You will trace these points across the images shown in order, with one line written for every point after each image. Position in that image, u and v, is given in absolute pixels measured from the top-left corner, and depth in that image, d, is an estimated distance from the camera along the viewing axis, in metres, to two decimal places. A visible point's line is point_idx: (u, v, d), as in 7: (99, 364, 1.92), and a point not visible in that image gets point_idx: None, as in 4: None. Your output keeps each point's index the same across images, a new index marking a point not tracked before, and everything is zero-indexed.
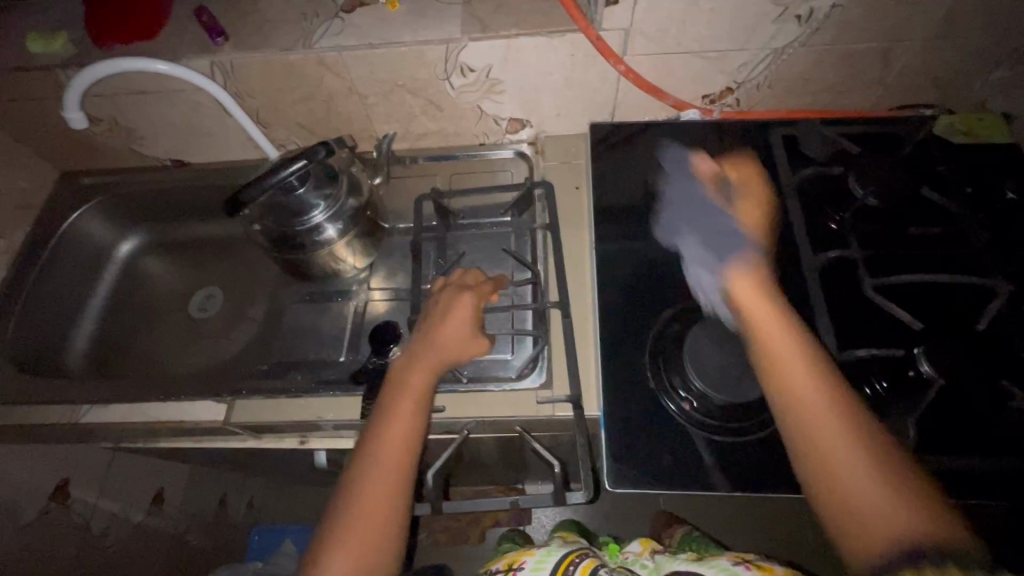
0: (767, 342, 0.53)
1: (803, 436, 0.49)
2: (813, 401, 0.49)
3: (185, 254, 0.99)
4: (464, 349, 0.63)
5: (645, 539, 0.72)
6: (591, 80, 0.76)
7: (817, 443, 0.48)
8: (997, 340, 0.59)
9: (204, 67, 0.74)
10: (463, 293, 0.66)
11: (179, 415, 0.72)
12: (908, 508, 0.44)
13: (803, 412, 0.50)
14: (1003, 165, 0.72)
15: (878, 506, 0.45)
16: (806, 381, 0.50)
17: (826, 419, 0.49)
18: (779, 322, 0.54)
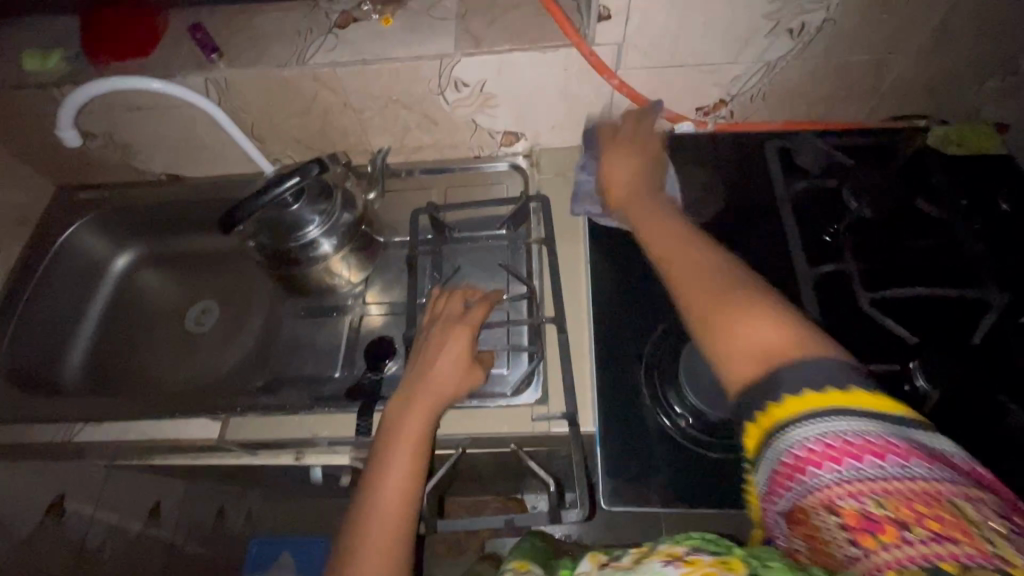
0: (654, 241, 0.55)
1: (686, 296, 0.48)
2: (690, 272, 0.49)
3: (180, 268, 0.99)
4: (459, 382, 0.63)
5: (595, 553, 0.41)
6: (585, 94, 0.77)
7: (696, 300, 0.47)
8: (994, 353, 0.59)
9: (198, 84, 0.74)
10: (455, 325, 0.67)
11: (174, 433, 0.72)
12: (791, 332, 0.41)
13: (683, 278, 0.49)
14: (998, 176, 0.72)
15: (760, 330, 0.42)
16: (689, 258, 0.51)
17: (710, 277, 0.48)
18: (667, 224, 0.56)
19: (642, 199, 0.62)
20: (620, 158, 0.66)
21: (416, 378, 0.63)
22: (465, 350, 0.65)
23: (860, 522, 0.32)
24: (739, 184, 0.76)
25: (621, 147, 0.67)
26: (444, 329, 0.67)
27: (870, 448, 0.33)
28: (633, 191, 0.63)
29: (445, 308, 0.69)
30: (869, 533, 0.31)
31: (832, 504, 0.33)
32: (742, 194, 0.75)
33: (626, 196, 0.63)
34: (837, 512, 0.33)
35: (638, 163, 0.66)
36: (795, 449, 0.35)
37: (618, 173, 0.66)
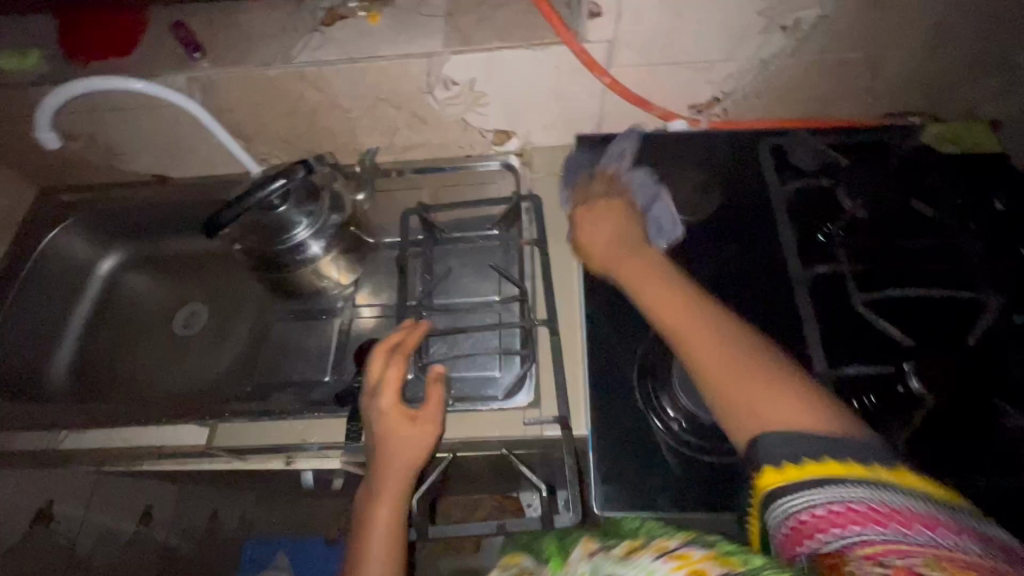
0: (647, 299, 0.56)
1: (701, 371, 0.49)
2: (703, 345, 0.50)
3: (167, 271, 0.97)
4: (411, 458, 0.60)
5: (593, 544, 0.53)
6: (577, 92, 0.75)
7: (714, 377, 0.48)
8: (988, 354, 0.58)
9: (181, 84, 0.73)
10: (388, 402, 0.63)
11: (161, 440, 0.71)
12: (813, 412, 0.43)
13: (696, 351, 0.50)
14: (993, 175, 0.71)
15: (777, 407, 0.44)
16: (697, 328, 0.51)
17: (723, 349, 0.49)
18: (662, 287, 0.56)
19: (629, 254, 0.61)
20: (602, 218, 0.66)
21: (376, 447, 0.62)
22: (402, 412, 0.62)
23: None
24: (733, 184, 0.75)
25: (602, 206, 0.67)
26: (386, 395, 0.63)
27: (901, 518, 0.34)
28: (622, 251, 0.62)
29: (381, 372, 0.65)
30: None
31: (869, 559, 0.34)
32: (737, 195, 0.74)
33: (615, 257, 0.62)
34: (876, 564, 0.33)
35: (618, 220, 0.65)
36: (831, 501, 0.36)
37: (605, 238, 0.64)
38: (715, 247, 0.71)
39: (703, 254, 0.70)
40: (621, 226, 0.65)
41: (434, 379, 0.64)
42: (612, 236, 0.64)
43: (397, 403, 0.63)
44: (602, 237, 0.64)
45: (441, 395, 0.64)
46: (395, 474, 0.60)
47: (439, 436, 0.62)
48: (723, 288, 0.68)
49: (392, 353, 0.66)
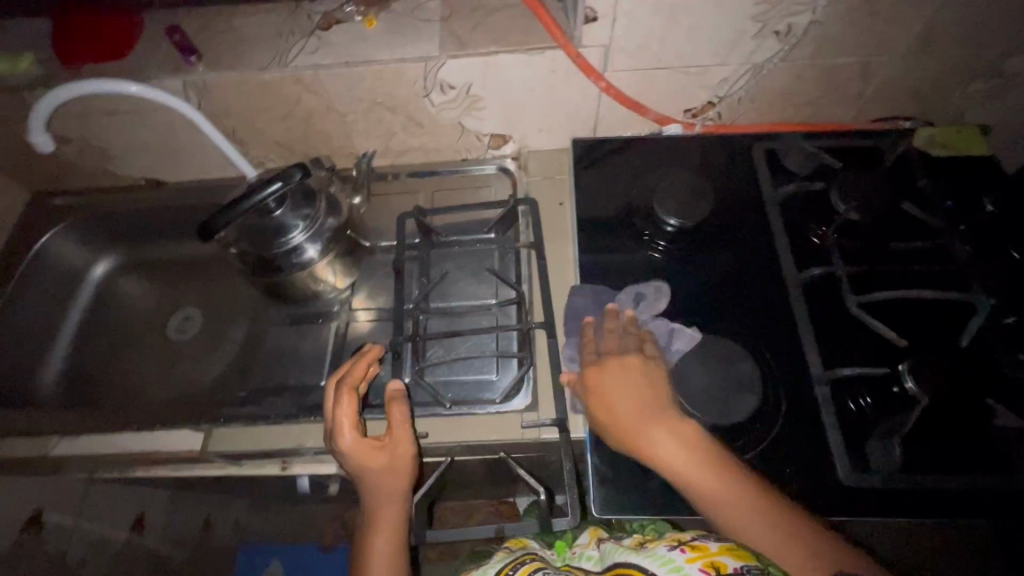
0: (666, 458, 0.53)
1: (738, 533, 0.51)
2: (761, 530, 0.50)
3: (161, 275, 0.97)
4: (394, 484, 0.60)
5: (594, 527, 0.66)
6: (573, 96, 0.76)
7: (783, 566, 0.49)
8: (978, 355, 0.59)
9: (176, 87, 0.72)
10: (352, 441, 0.60)
11: (154, 445, 0.70)
12: (828, 557, 0.48)
13: (759, 547, 0.50)
14: (983, 178, 0.72)
15: (810, 566, 0.48)
16: (751, 521, 0.50)
17: (780, 555, 0.49)
18: (684, 438, 0.54)
19: (649, 417, 0.55)
20: (610, 378, 0.58)
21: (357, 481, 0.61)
22: (370, 444, 0.60)
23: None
24: (728, 187, 0.76)
25: (605, 364, 0.59)
26: (347, 434, 0.60)
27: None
28: (635, 404, 0.56)
29: (338, 412, 0.62)
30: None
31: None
32: (731, 198, 0.75)
33: (630, 425, 0.55)
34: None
35: (632, 380, 0.57)
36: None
37: (633, 403, 0.56)
38: (709, 251, 0.71)
39: (697, 257, 0.71)
40: (639, 382, 0.57)
41: (394, 400, 0.63)
42: (623, 391, 0.57)
43: (359, 436, 0.61)
44: (627, 402, 0.56)
45: (406, 415, 0.62)
46: (392, 504, 0.60)
47: (415, 454, 0.61)
48: (718, 290, 0.68)
49: (343, 388, 0.63)
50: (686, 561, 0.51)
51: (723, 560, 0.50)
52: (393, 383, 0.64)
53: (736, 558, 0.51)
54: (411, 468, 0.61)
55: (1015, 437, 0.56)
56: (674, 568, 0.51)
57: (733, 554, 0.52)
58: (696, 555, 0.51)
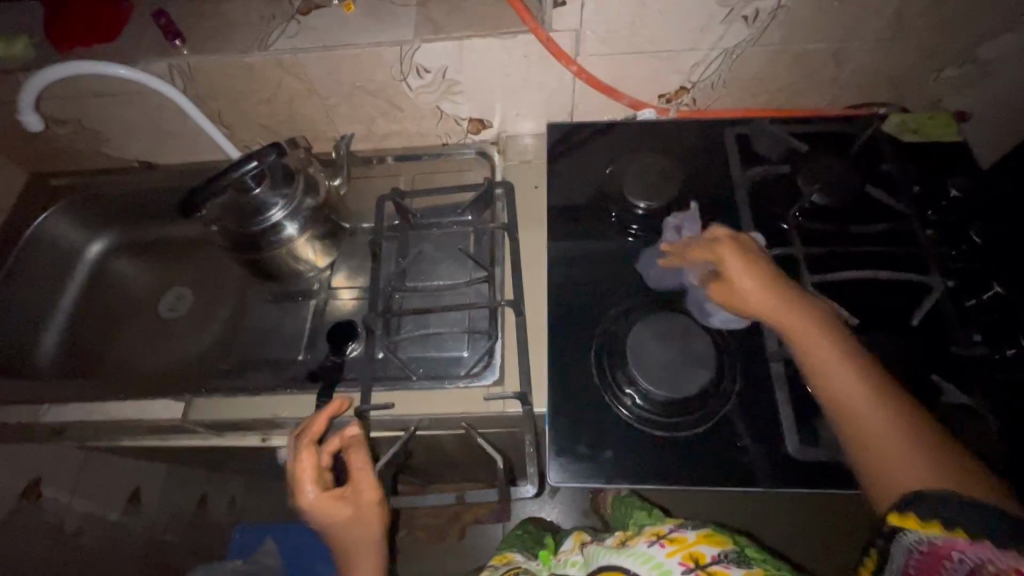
0: (804, 340, 0.56)
1: (847, 418, 0.52)
2: (878, 416, 0.50)
3: (154, 256, 1.00)
4: (365, 529, 0.63)
5: (578, 537, 0.69)
6: (548, 80, 0.77)
7: (880, 448, 0.49)
8: (930, 335, 0.61)
9: (162, 70, 0.75)
10: (314, 495, 0.61)
11: (138, 414, 0.73)
12: (922, 460, 0.47)
13: (865, 432, 0.51)
14: (953, 162, 0.73)
15: (909, 466, 0.47)
16: (869, 407, 0.51)
17: (885, 442, 0.49)
18: (815, 327, 0.56)
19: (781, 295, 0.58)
20: (736, 261, 0.60)
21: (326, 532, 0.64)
22: (333, 497, 0.62)
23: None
24: (699, 171, 0.77)
25: (731, 241, 0.61)
26: (309, 490, 0.61)
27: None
28: (779, 284, 0.59)
29: (298, 466, 0.62)
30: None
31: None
32: (701, 181, 0.76)
33: (766, 294, 0.58)
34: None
35: (762, 265, 0.60)
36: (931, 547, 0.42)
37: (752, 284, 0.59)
38: None
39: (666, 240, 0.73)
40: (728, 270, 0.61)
41: (353, 446, 0.63)
42: (756, 267, 0.60)
43: (320, 490, 0.62)
44: (753, 283, 0.59)
45: (366, 460, 0.63)
46: (364, 554, 0.64)
47: (379, 500, 0.63)
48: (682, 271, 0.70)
49: (304, 441, 0.63)
50: (667, 556, 0.53)
51: (701, 549, 0.53)
52: (351, 429, 0.64)
53: (713, 545, 0.53)
54: (375, 514, 0.63)
55: (963, 414, 0.57)
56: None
57: (710, 541, 0.54)
58: (675, 549, 0.54)
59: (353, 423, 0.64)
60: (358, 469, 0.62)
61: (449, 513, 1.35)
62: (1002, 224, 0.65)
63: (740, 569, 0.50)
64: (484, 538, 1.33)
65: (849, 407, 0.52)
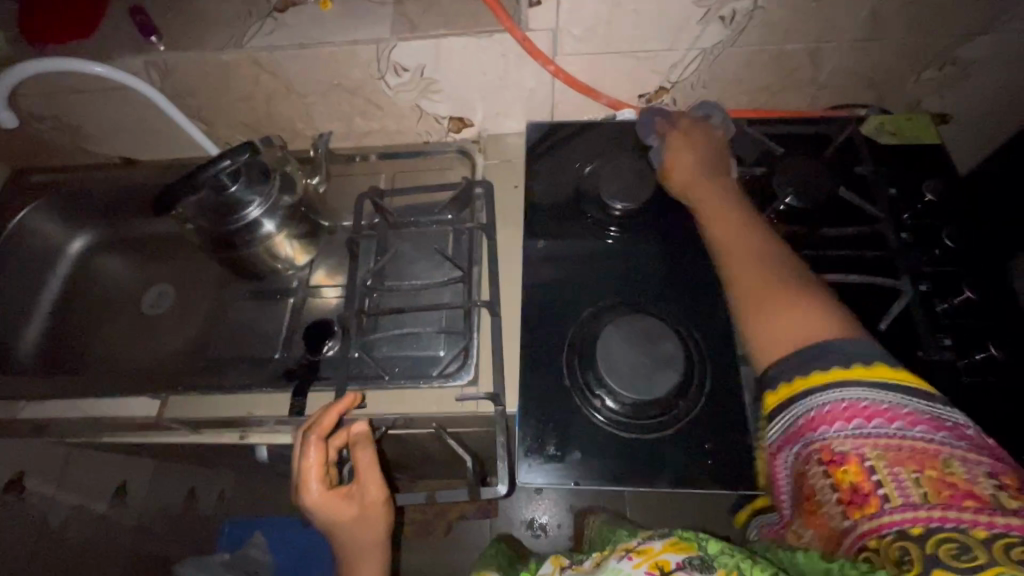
0: (716, 223, 0.61)
1: (737, 282, 0.54)
2: (765, 274, 0.53)
3: (135, 252, 0.99)
4: (372, 524, 0.63)
5: (556, 558, 0.61)
6: (526, 79, 0.77)
7: (764, 307, 0.50)
8: (899, 338, 0.61)
9: (137, 67, 0.75)
10: (320, 489, 0.60)
11: (114, 411, 0.74)
12: (806, 315, 0.48)
13: (750, 295, 0.52)
14: (930, 165, 0.72)
15: (788, 321, 0.48)
16: (755, 263, 0.55)
17: (765, 304, 0.50)
18: (730, 217, 0.61)
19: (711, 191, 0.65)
20: (688, 149, 0.70)
21: (327, 529, 0.62)
22: (338, 495, 0.61)
23: (836, 459, 0.40)
24: None
25: (693, 139, 0.71)
26: (315, 485, 0.60)
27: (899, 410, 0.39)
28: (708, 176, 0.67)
29: (305, 463, 0.60)
30: (846, 480, 0.39)
31: (813, 447, 0.42)
32: None
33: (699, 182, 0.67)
34: (824, 472, 0.41)
35: (704, 162, 0.68)
36: (794, 423, 0.44)
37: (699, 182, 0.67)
38: (652, 235, 0.74)
39: (643, 242, 0.74)
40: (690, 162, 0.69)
41: (359, 443, 0.64)
42: (697, 161, 0.69)
43: (326, 488, 0.61)
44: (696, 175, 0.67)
45: (373, 459, 0.63)
46: (364, 553, 0.63)
47: (384, 496, 0.64)
48: (656, 274, 0.71)
49: (313, 437, 0.61)
50: (627, 571, 0.42)
51: (666, 557, 0.41)
52: (359, 426, 0.65)
53: (678, 551, 0.41)
54: (379, 514, 0.63)
55: None
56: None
57: (677, 547, 0.42)
58: (640, 560, 0.42)
59: (361, 422, 0.65)
60: (365, 467, 0.63)
61: (436, 509, 1.36)
62: (973, 228, 0.65)
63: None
64: (470, 533, 1.34)
65: (741, 277, 0.54)
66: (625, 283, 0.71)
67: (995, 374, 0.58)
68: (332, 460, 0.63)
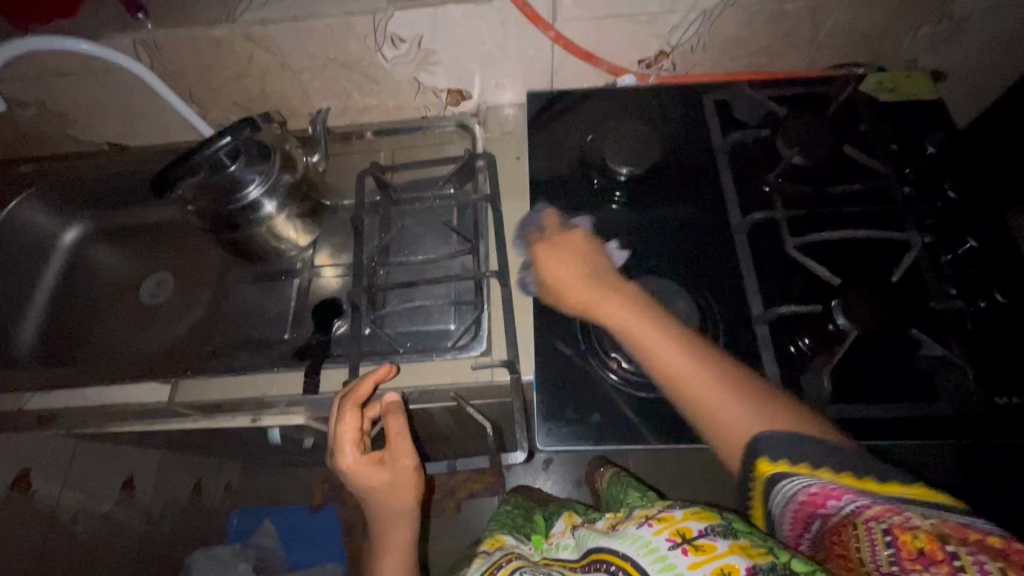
0: (623, 321, 0.57)
1: (681, 389, 0.51)
2: (698, 380, 0.51)
3: (131, 241, 0.97)
4: (401, 490, 0.64)
5: (568, 516, 0.69)
6: (526, 48, 0.76)
7: (717, 412, 0.49)
8: (905, 290, 0.62)
9: (126, 45, 0.73)
10: (349, 457, 0.62)
11: (124, 398, 0.73)
12: (758, 408, 0.48)
13: (700, 401, 0.50)
14: (929, 120, 0.73)
15: (746, 419, 0.48)
16: (676, 357, 0.52)
17: (721, 410, 0.49)
18: (630, 307, 0.57)
19: (598, 283, 0.61)
20: (566, 259, 0.64)
21: (359, 492, 0.65)
22: (372, 461, 0.63)
23: (902, 528, 0.37)
24: (679, 138, 0.77)
25: (561, 250, 0.65)
26: (348, 452, 0.62)
27: (959, 520, 0.37)
28: (586, 278, 0.62)
29: (340, 428, 0.61)
30: (912, 546, 0.36)
31: (863, 517, 0.39)
32: (681, 149, 0.77)
33: (592, 296, 0.60)
34: (885, 533, 0.37)
35: (581, 266, 0.63)
36: (815, 488, 0.42)
37: (578, 271, 0.63)
38: (656, 201, 0.74)
39: (650, 207, 0.74)
40: (575, 258, 0.64)
41: (390, 412, 0.64)
42: (578, 269, 0.63)
43: (360, 453, 0.63)
44: (581, 284, 0.61)
45: (404, 427, 0.64)
46: (396, 521, 0.65)
47: (415, 465, 0.65)
48: (663, 238, 0.71)
49: (348, 404, 0.62)
50: (653, 535, 0.47)
51: (688, 525, 0.46)
52: (390, 397, 0.65)
53: (702, 518, 0.47)
54: (412, 481, 0.65)
55: (941, 364, 0.59)
56: (668, 568, 0.44)
57: (699, 514, 0.47)
58: (661, 527, 0.47)
59: (393, 392, 0.65)
60: (397, 436, 0.64)
61: (444, 488, 1.38)
62: (970, 180, 0.67)
63: (727, 540, 0.44)
64: (480, 510, 1.36)
65: (682, 383, 0.51)
66: (633, 249, 0.71)
67: (998, 320, 0.60)
68: (365, 428, 0.64)
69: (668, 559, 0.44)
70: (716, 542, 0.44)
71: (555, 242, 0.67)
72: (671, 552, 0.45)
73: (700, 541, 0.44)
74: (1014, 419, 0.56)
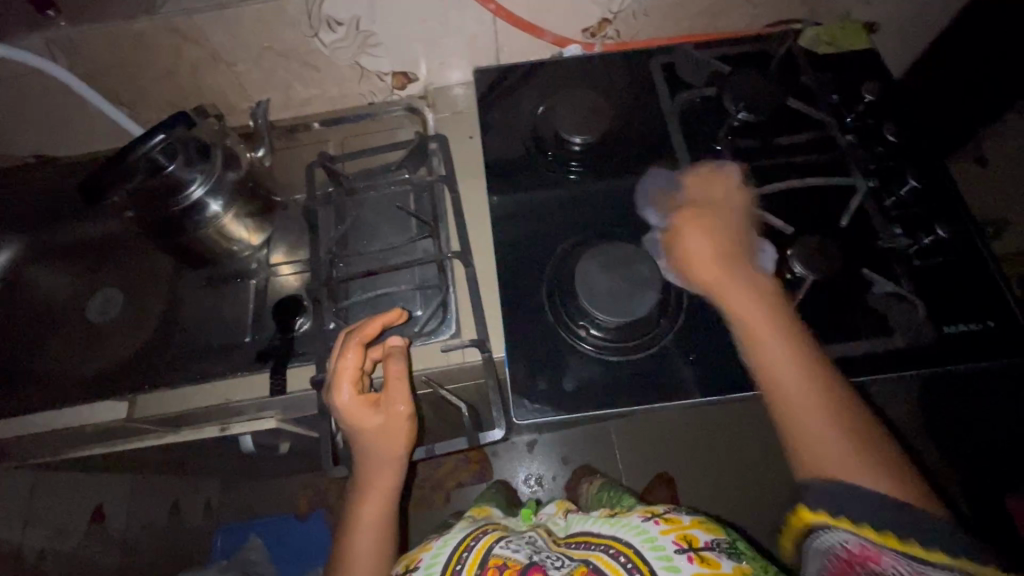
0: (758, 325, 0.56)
1: (786, 399, 0.54)
2: (821, 425, 0.52)
3: (63, 257, 0.89)
4: (391, 432, 0.63)
5: (559, 503, 0.69)
6: (467, 22, 0.75)
7: (803, 429, 0.53)
8: (855, 234, 0.64)
9: (37, 46, 0.68)
10: (344, 393, 0.60)
11: (77, 420, 0.70)
12: (841, 440, 0.51)
13: (791, 416, 0.54)
14: (865, 69, 0.75)
15: (841, 458, 0.50)
16: (760, 334, 0.56)
17: (815, 429, 0.52)
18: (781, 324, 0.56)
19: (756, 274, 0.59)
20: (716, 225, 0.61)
21: (349, 434, 0.64)
22: (367, 404, 0.62)
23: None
24: (629, 105, 0.78)
25: (710, 224, 0.61)
26: (345, 390, 0.60)
27: None
28: (742, 278, 0.58)
29: (341, 363, 0.61)
30: None
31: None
32: (632, 116, 0.77)
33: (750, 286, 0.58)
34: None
35: (733, 263, 0.59)
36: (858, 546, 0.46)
37: (701, 237, 0.61)
38: (612, 169, 0.74)
39: (607, 175, 0.74)
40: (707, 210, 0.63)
41: (391, 355, 0.62)
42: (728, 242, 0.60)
43: (356, 393, 0.61)
44: (709, 282, 0.59)
45: (404, 373, 0.62)
46: (381, 465, 0.65)
47: (408, 413, 0.63)
48: (624, 206, 0.72)
49: (352, 341, 0.61)
50: (661, 533, 0.51)
51: (695, 533, 0.51)
52: (395, 340, 0.63)
53: (707, 531, 0.51)
54: (402, 428, 0.63)
55: (892, 299, 0.61)
56: (672, 569, 0.47)
57: (704, 527, 0.52)
58: (669, 528, 0.51)
59: (396, 336, 0.63)
60: (396, 380, 0.62)
61: (432, 481, 1.37)
62: (908, 123, 0.70)
63: (730, 560, 0.48)
64: (471, 499, 1.35)
65: (797, 401, 0.53)
66: (592, 219, 0.71)
67: (943, 254, 0.63)
68: (366, 368, 0.63)
69: (674, 562, 0.47)
70: (721, 560, 0.48)
71: (717, 201, 0.64)
72: (678, 555, 0.48)
73: (707, 553, 0.48)
74: (965, 344, 0.59)
